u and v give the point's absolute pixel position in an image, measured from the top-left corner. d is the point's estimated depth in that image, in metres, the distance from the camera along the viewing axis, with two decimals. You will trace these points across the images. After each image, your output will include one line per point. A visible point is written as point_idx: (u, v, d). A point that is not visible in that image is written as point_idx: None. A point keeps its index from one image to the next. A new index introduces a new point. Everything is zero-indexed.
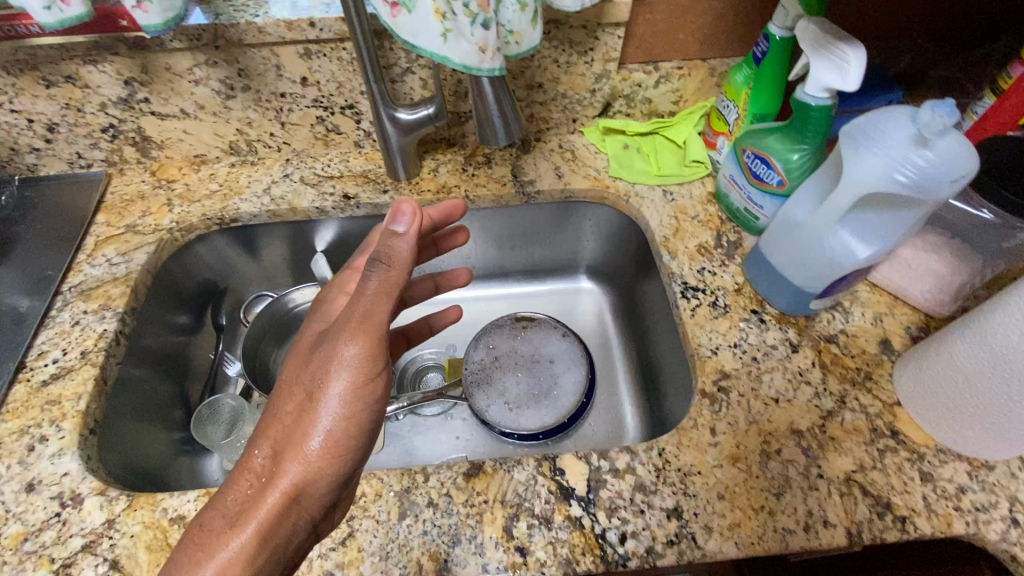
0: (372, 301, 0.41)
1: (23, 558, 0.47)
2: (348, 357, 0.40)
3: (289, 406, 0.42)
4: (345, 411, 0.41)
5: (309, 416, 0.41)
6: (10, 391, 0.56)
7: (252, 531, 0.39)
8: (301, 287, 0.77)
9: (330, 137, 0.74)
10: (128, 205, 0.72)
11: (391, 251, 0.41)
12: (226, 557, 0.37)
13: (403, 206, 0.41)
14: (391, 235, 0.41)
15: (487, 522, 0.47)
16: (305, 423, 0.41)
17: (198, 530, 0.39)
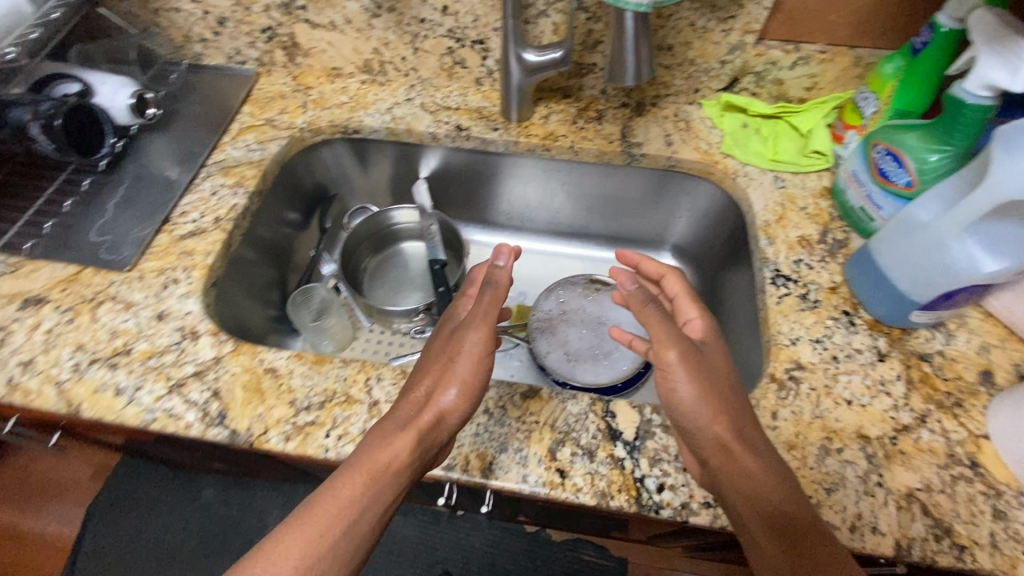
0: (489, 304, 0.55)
1: (146, 370, 0.55)
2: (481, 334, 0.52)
3: (426, 359, 0.54)
4: (478, 369, 0.50)
5: (443, 368, 0.51)
6: (156, 237, 0.66)
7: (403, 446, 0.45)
8: (402, 209, 0.83)
9: (455, 70, 0.78)
10: (270, 101, 0.80)
11: (497, 278, 0.56)
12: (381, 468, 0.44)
13: (503, 248, 0.57)
14: (495, 266, 0.57)
15: (534, 440, 0.50)
16: (447, 371, 0.50)
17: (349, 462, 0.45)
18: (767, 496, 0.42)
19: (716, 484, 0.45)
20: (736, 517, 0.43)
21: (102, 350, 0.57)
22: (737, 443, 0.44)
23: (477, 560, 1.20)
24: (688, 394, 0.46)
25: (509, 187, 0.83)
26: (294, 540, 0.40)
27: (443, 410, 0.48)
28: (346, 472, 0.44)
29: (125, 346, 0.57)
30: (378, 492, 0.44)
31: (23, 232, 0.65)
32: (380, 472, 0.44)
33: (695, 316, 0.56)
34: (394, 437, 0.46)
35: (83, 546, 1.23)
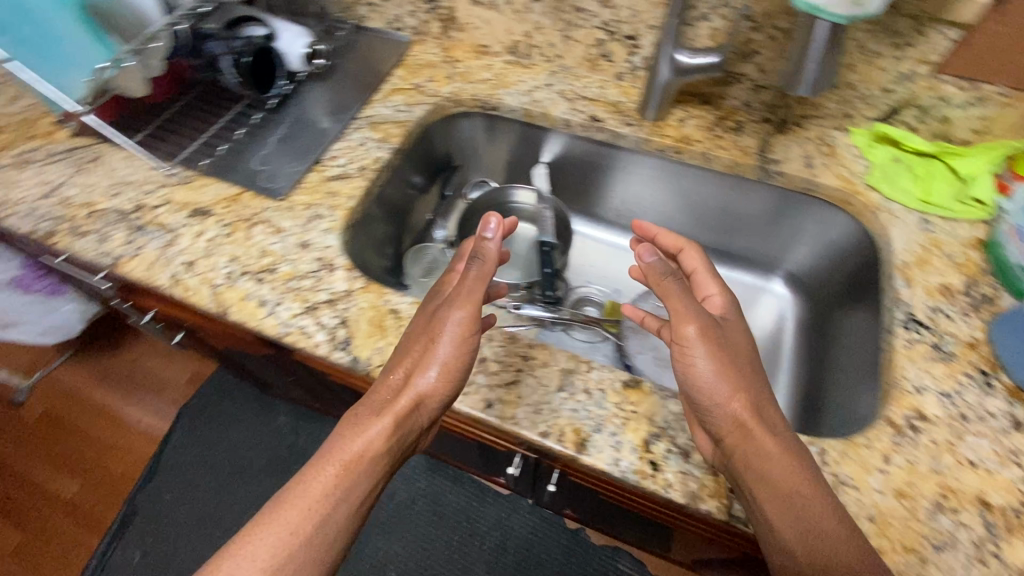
0: (473, 281, 0.54)
1: (286, 290, 0.61)
2: (461, 316, 0.52)
3: (416, 325, 0.55)
4: (457, 357, 0.52)
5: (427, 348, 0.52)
6: (307, 175, 0.72)
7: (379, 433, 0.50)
8: (524, 189, 0.84)
9: (599, 62, 0.79)
10: (419, 68, 0.85)
11: (485, 251, 0.55)
12: (353, 459, 0.49)
13: (491, 218, 0.55)
14: (484, 240, 0.55)
15: (630, 428, 0.51)
16: (428, 356, 0.52)
17: (325, 451, 0.50)
18: (786, 478, 0.44)
19: (732, 462, 0.46)
20: (752, 495, 0.45)
21: (251, 264, 0.64)
22: (763, 426, 0.46)
23: (514, 541, 1.23)
24: (708, 370, 0.47)
25: (624, 183, 0.84)
26: (273, 529, 0.46)
27: (419, 396, 0.51)
28: (323, 463, 0.49)
29: (271, 265, 0.64)
30: (354, 479, 0.49)
31: (200, 152, 0.74)
32: (354, 463, 0.49)
33: (715, 291, 0.56)
34: (369, 426, 0.50)
35: (171, 440, 1.37)
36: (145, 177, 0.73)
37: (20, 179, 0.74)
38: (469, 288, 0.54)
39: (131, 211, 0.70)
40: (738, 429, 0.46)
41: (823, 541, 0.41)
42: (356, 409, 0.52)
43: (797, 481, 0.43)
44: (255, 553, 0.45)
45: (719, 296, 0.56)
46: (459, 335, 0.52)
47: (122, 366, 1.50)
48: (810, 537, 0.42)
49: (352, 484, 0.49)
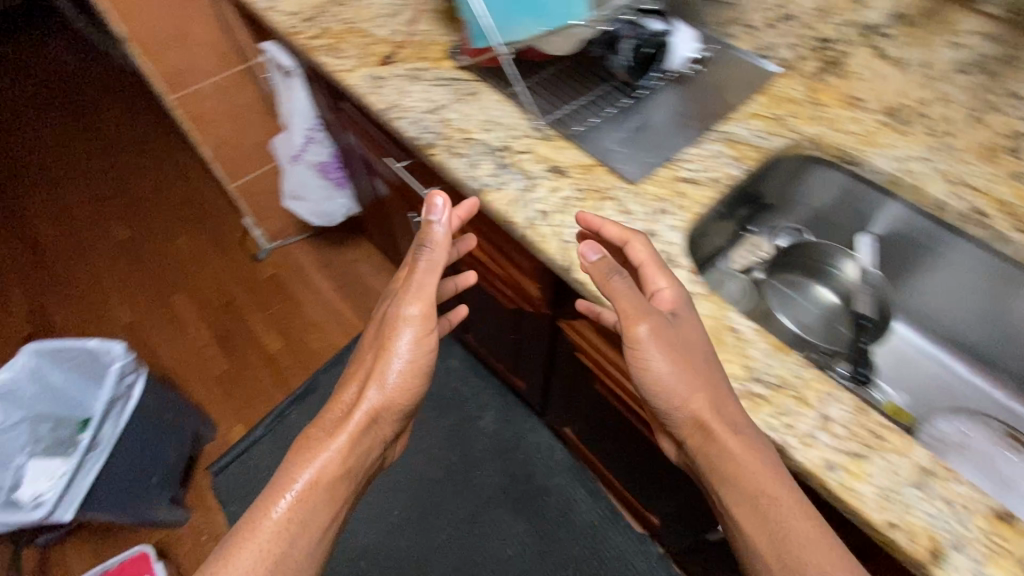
0: (425, 273, 0.72)
1: (630, 270, 0.63)
2: (412, 314, 0.72)
3: (366, 357, 0.75)
4: (410, 361, 0.73)
5: (380, 365, 0.73)
6: (659, 168, 0.73)
7: (342, 443, 0.70)
8: (858, 262, 0.79)
9: (997, 154, 0.73)
10: (782, 100, 0.81)
11: (431, 233, 0.70)
12: (312, 481, 0.68)
13: (433, 199, 0.70)
14: (432, 224, 0.69)
15: (998, 563, 0.46)
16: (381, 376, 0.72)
17: (286, 475, 0.69)
18: (754, 484, 0.50)
19: (705, 463, 0.54)
20: (720, 494, 0.53)
21: (600, 235, 0.67)
22: (724, 426, 0.52)
23: None
24: (664, 367, 0.54)
25: (969, 296, 0.77)
26: (251, 550, 0.63)
27: (372, 409, 0.72)
28: (284, 487, 0.68)
29: (617, 241, 0.66)
30: (320, 493, 0.68)
31: (567, 118, 0.78)
32: (313, 484, 0.68)
33: (665, 283, 0.59)
34: (329, 441, 0.70)
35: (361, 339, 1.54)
36: (516, 123, 0.79)
37: (410, 90, 0.85)
38: (421, 277, 0.72)
39: (499, 149, 0.77)
40: (701, 432, 0.54)
41: (774, 535, 0.49)
42: (311, 432, 0.72)
43: (760, 488, 0.50)
44: (242, 559, 0.62)
45: (670, 286, 0.59)
46: (413, 333, 0.72)
47: (339, 261, 1.70)
48: (779, 538, 0.49)
49: (311, 502, 0.67)
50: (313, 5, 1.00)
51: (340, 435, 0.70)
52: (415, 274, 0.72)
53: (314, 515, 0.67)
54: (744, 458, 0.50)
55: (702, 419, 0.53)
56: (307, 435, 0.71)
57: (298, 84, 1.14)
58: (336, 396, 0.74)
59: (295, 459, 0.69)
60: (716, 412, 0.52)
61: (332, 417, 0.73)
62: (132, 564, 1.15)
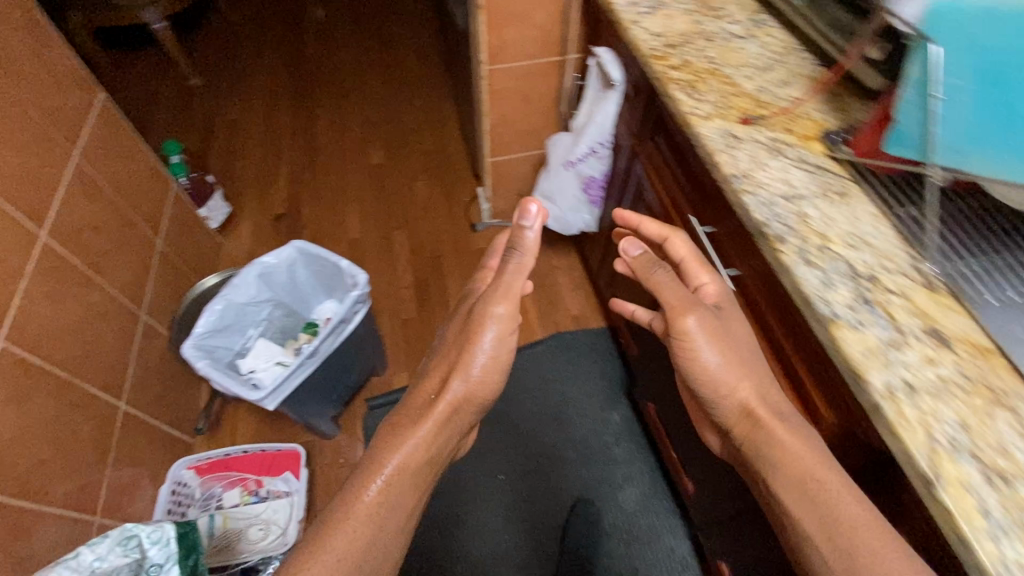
0: (513, 270, 0.83)
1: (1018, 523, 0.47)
2: (499, 312, 0.81)
3: (449, 356, 0.82)
4: (493, 357, 0.81)
5: (474, 357, 0.80)
6: None
7: (423, 434, 0.76)
8: None
9: None
10: None
11: (523, 238, 0.82)
12: (397, 468, 0.74)
13: (526, 206, 0.80)
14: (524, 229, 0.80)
15: None
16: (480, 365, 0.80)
17: (370, 463, 0.75)
18: (800, 470, 0.60)
19: (754, 449, 0.65)
20: (772, 484, 0.62)
21: (985, 452, 0.50)
22: (772, 415, 0.65)
23: None
24: (713, 356, 0.68)
25: None
26: (348, 530, 0.70)
27: (456, 399, 0.79)
28: (371, 471, 0.74)
29: (1009, 474, 0.49)
30: (408, 483, 0.74)
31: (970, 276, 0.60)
32: (399, 473, 0.74)
33: (708, 279, 0.76)
34: (410, 433, 0.76)
35: (536, 348, 1.51)
36: (890, 252, 0.64)
37: (768, 163, 0.73)
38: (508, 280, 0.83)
39: (862, 276, 0.62)
40: (749, 420, 0.66)
41: (815, 504, 0.57)
42: (395, 424, 0.78)
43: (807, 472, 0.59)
44: (342, 534, 0.69)
45: (710, 284, 0.77)
46: (499, 330, 0.81)
47: (542, 262, 1.69)
48: (830, 521, 0.56)
49: (401, 487, 0.74)
50: (681, 32, 0.93)
51: (420, 426, 0.77)
52: (505, 276, 0.83)
53: (401, 503, 0.74)
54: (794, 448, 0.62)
55: (744, 409, 0.66)
56: (388, 426, 0.78)
57: (611, 100, 1.11)
58: (418, 386, 0.82)
59: (378, 444, 0.76)
60: (758, 400, 0.66)
61: (414, 404, 0.80)
62: (283, 456, 1.26)
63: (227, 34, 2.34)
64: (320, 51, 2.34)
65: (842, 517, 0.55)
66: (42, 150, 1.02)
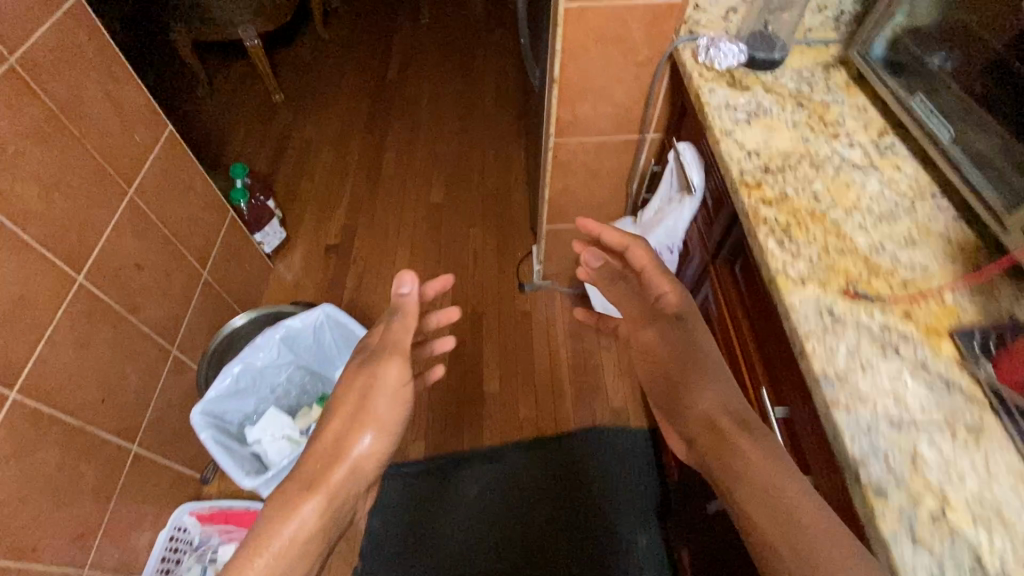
0: (400, 329, 0.89)
1: None
2: (393, 369, 0.86)
3: (345, 410, 0.85)
4: (388, 416, 0.85)
5: (372, 412, 0.84)
6: None
7: (315, 501, 0.77)
8: None
9: None
10: None
11: (401, 303, 0.88)
12: (287, 536, 0.75)
13: (405, 275, 0.88)
14: (400, 293, 0.87)
15: None
16: (377, 421, 0.84)
17: (261, 527, 0.76)
18: (763, 480, 0.58)
19: (713, 455, 0.65)
20: (738, 497, 0.58)
21: None
22: (735, 427, 0.65)
23: None
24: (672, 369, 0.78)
25: None
26: None
27: (353, 459, 0.82)
28: (261, 537, 0.75)
29: None
30: (298, 554, 0.76)
31: None
32: (287, 544, 0.75)
33: (667, 288, 0.86)
34: (303, 499, 0.77)
35: (569, 440, 1.38)
36: None
37: (873, 365, 0.56)
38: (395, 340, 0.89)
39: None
40: (715, 433, 0.65)
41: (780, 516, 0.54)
42: (287, 490, 0.78)
43: (761, 484, 0.57)
44: None
45: (670, 292, 0.86)
46: (397, 383, 0.87)
47: (589, 340, 1.56)
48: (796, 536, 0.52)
49: (289, 555, 0.75)
50: (782, 151, 0.77)
51: (312, 493, 0.78)
52: (394, 337, 0.89)
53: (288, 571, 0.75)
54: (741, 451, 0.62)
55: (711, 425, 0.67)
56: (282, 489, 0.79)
57: (686, 208, 0.94)
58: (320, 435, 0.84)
59: (271, 508, 0.78)
60: (713, 405, 0.69)
61: (314, 464, 0.81)
62: None
63: (320, 51, 2.39)
64: (401, 77, 2.33)
65: (808, 537, 0.51)
66: (95, 190, 1.01)
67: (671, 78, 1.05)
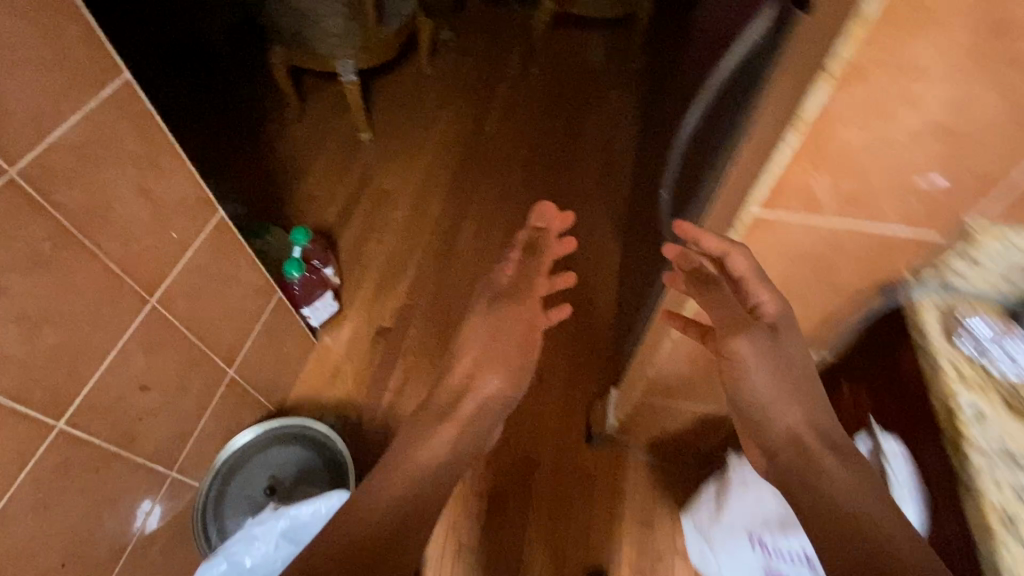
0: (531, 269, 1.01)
1: None
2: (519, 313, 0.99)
3: (475, 352, 0.96)
4: (514, 352, 0.97)
5: (494, 362, 0.95)
6: None
7: (451, 430, 0.88)
8: None
9: None
10: None
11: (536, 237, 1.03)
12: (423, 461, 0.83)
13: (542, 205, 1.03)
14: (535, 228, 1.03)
15: None
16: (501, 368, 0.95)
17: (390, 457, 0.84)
18: (851, 507, 0.61)
19: (794, 479, 0.67)
20: (804, 511, 0.64)
21: None
22: (822, 447, 0.67)
23: None
24: (764, 383, 0.71)
25: None
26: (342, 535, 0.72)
27: (480, 390, 0.93)
28: (391, 468, 0.82)
29: None
30: (411, 487, 0.79)
31: None
32: (414, 483, 0.79)
33: (767, 295, 0.69)
34: (440, 432, 0.87)
35: None
36: None
37: None
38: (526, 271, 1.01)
39: None
40: (799, 451, 0.68)
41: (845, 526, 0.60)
42: (417, 423, 0.90)
43: (840, 502, 0.62)
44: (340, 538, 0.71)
45: (770, 300, 0.70)
46: (525, 321, 0.99)
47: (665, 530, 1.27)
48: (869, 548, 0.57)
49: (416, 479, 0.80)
50: None
51: (448, 424, 0.88)
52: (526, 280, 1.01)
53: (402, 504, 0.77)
54: (820, 466, 0.65)
55: (794, 440, 0.69)
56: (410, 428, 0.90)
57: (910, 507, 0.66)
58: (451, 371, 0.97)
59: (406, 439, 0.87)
60: (798, 397, 0.70)
61: (441, 400, 0.93)
62: None
63: (421, 85, 2.19)
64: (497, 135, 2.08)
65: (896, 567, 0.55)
66: (101, 314, 0.82)
67: (880, 313, 0.73)
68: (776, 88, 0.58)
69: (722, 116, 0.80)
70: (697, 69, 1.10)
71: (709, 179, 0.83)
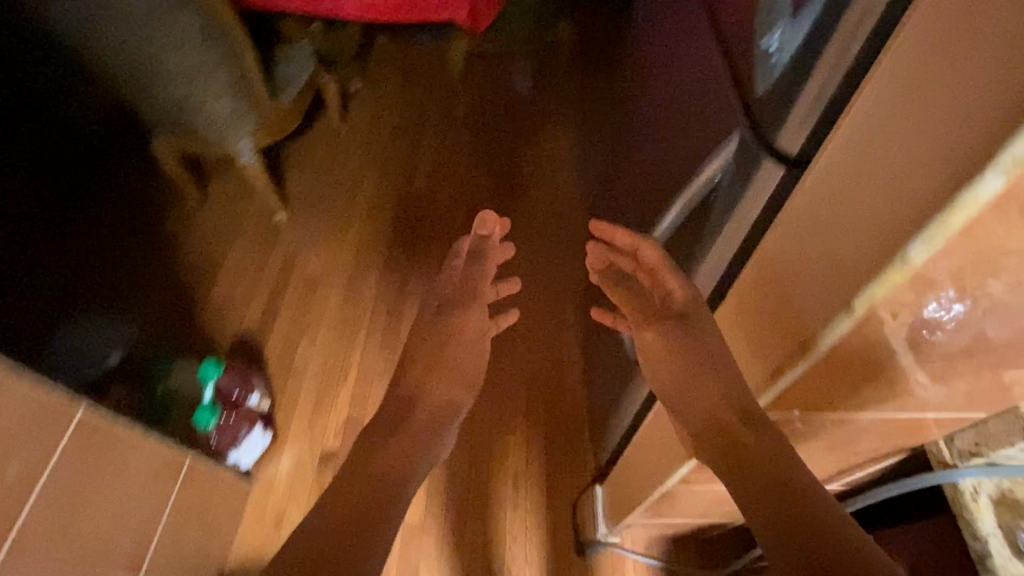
0: (473, 279, 1.04)
1: None
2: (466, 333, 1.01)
3: (431, 371, 0.96)
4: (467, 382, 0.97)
5: (444, 390, 0.95)
6: None
7: (400, 457, 0.81)
8: None
9: None
10: None
11: (482, 245, 1.06)
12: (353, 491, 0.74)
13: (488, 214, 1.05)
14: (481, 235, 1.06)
15: None
16: (454, 396, 0.95)
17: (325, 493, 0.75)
18: (779, 483, 0.59)
19: (722, 455, 0.64)
20: (740, 493, 0.61)
21: None
22: (744, 424, 0.63)
23: None
24: (684, 375, 0.71)
25: None
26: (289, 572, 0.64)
27: (421, 413, 0.90)
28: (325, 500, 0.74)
29: None
30: (355, 520, 0.70)
31: None
32: (350, 503, 0.73)
33: (676, 286, 0.74)
34: (384, 457, 0.80)
35: None
36: None
37: None
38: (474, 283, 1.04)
39: None
40: (721, 431, 0.64)
41: (782, 506, 0.57)
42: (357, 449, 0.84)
43: (767, 470, 0.60)
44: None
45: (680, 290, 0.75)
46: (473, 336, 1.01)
47: None
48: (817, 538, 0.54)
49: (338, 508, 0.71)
50: None
51: (399, 450, 0.83)
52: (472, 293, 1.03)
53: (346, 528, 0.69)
54: (745, 449, 0.61)
55: (717, 423, 0.65)
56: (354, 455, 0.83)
57: None
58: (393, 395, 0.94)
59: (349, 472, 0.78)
60: (711, 381, 0.68)
61: (396, 428, 0.86)
62: None
63: (338, 143, 1.97)
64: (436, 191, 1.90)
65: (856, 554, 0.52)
66: None
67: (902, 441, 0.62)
68: (831, 266, 0.46)
69: (705, 229, 0.67)
70: (654, 137, 0.95)
71: (708, 275, 0.70)
